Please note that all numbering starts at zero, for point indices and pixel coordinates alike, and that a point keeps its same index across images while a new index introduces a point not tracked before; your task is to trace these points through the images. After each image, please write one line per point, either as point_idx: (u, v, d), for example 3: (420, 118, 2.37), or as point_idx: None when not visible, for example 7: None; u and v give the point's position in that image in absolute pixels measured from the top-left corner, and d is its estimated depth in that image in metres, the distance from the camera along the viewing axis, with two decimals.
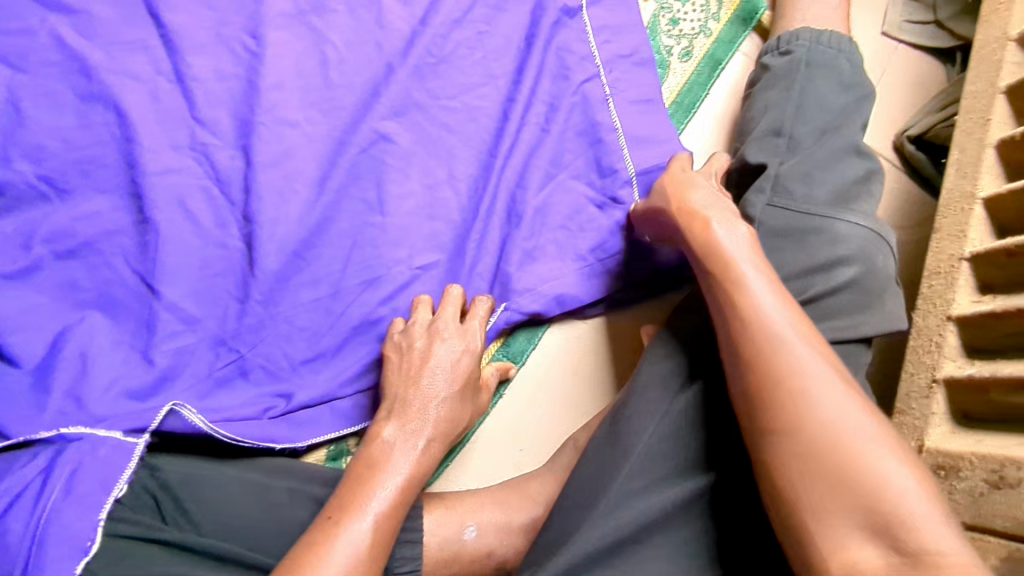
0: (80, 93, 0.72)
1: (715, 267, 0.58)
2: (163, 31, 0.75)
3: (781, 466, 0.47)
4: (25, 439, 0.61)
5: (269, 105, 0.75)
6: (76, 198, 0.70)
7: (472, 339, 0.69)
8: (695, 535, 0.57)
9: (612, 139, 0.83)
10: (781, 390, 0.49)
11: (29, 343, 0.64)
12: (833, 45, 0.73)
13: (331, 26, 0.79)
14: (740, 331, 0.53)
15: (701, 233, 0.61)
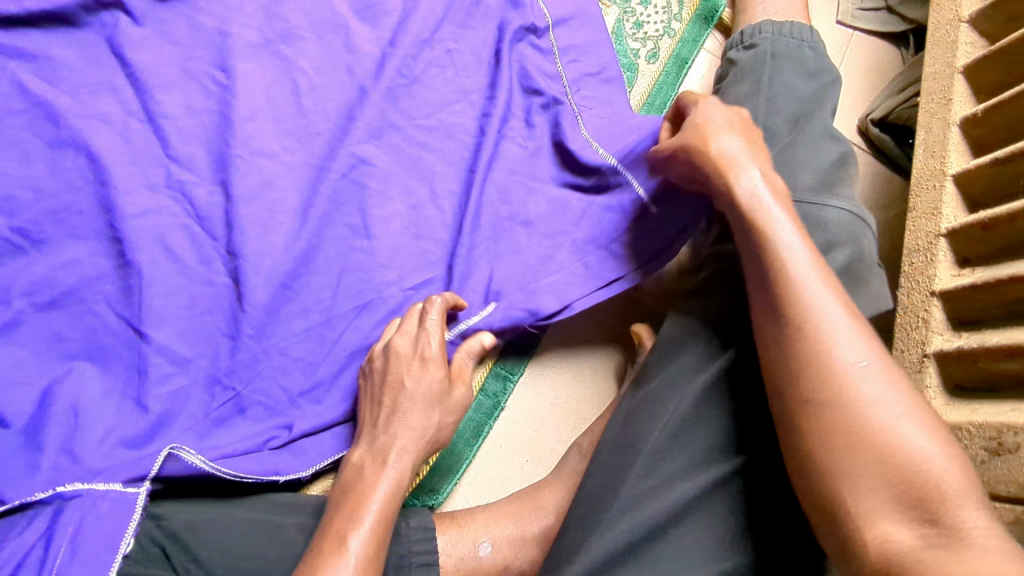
0: (48, 140, 0.70)
1: (750, 224, 0.56)
2: (129, 70, 0.74)
3: (823, 437, 0.49)
4: (20, 503, 0.59)
5: (244, 137, 0.74)
6: (53, 248, 0.68)
7: (430, 348, 0.68)
8: (713, 525, 0.57)
9: (585, 143, 0.81)
10: (825, 365, 0.50)
11: (16, 401, 0.62)
12: (795, 35, 0.74)
13: (299, 53, 0.79)
14: (782, 297, 0.53)
15: (735, 180, 0.58)
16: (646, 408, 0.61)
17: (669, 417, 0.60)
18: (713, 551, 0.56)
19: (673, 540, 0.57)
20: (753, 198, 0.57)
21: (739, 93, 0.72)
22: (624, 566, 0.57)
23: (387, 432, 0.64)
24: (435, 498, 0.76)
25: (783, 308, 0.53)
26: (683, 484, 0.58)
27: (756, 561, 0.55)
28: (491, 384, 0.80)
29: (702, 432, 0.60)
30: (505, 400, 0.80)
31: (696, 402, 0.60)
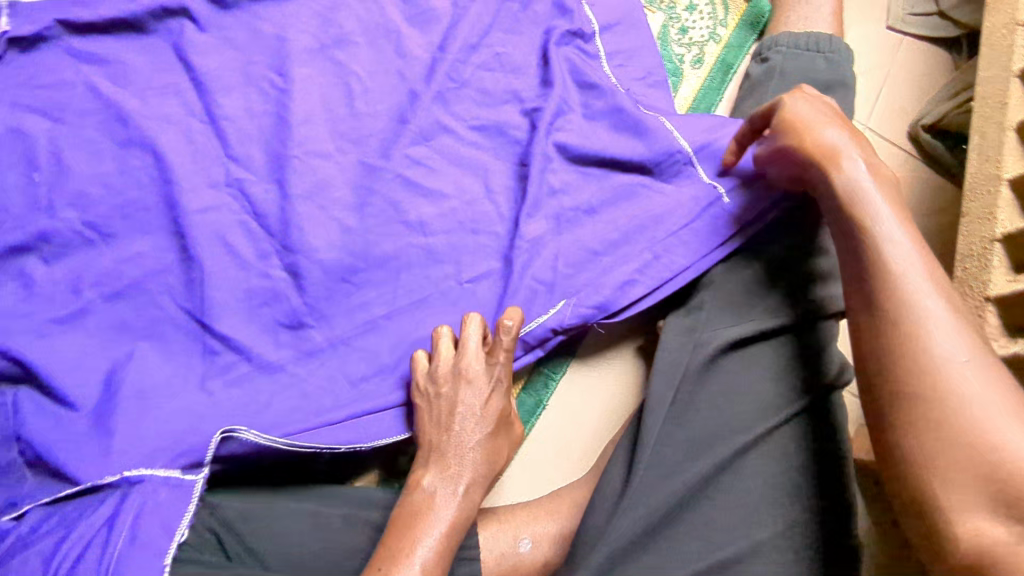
0: (117, 139, 0.74)
1: (848, 210, 0.58)
2: (193, 74, 0.78)
3: (911, 426, 0.51)
4: (93, 485, 0.62)
5: (300, 139, 0.77)
6: (121, 242, 0.72)
7: (499, 372, 0.70)
8: (723, 502, 0.66)
9: (659, 124, 0.81)
10: (918, 356, 0.51)
11: (84, 386, 0.66)
12: (811, 46, 0.82)
13: (352, 58, 0.81)
14: (871, 288, 0.55)
15: (838, 166, 0.60)
16: (650, 396, 0.70)
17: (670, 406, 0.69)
18: (727, 526, 0.65)
19: (690, 519, 0.66)
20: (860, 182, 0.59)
21: (747, 107, 0.84)
22: (648, 545, 0.65)
23: (458, 463, 0.66)
24: None
25: (878, 294, 0.55)
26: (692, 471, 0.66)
27: (758, 536, 0.64)
28: (535, 381, 0.81)
29: (706, 421, 0.68)
30: (546, 397, 0.81)
31: (694, 388, 0.70)
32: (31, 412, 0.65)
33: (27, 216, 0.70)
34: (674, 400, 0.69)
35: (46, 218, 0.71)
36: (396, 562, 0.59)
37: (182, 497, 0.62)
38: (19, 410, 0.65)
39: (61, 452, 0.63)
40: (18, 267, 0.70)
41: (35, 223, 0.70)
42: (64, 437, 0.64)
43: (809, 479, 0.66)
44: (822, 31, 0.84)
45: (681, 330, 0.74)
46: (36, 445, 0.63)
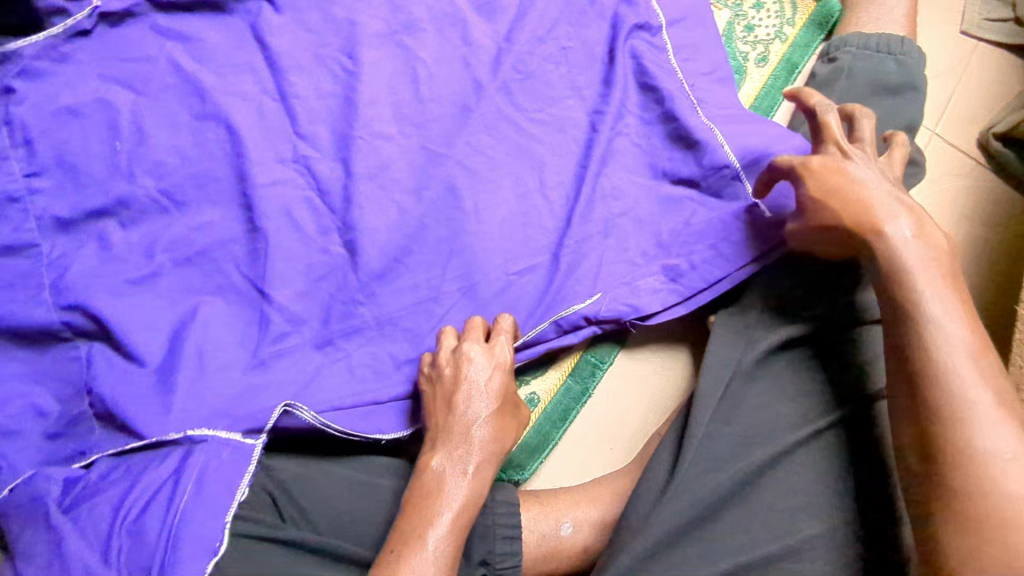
0: (194, 113, 0.77)
1: (894, 283, 0.60)
2: (268, 53, 0.80)
3: (946, 510, 0.52)
4: (157, 441, 0.64)
5: (366, 120, 0.79)
6: (192, 210, 0.75)
7: (499, 355, 0.71)
8: (771, 500, 0.64)
9: (711, 137, 0.81)
10: (960, 448, 0.53)
11: (152, 345, 0.69)
12: (881, 48, 0.82)
13: (420, 44, 0.83)
14: (917, 365, 0.57)
15: (883, 244, 0.62)
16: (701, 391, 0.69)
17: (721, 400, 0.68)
18: (773, 526, 0.63)
19: (733, 515, 0.64)
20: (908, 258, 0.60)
21: (810, 108, 0.84)
22: (691, 537, 0.64)
23: (465, 440, 0.66)
24: (522, 474, 0.77)
25: (921, 380, 0.56)
26: (741, 465, 0.65)
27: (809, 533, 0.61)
28: (580, 369, 0.82)
29: (757, 418, 0.67)
30: (592, 386, 0.82)
31: (745, 384, 0.69)
32: (102, 365, 0.68)
33: (107, 181, 0.74)
34: (725, 394, 0.69)
35: (124, 183, 0.74)
36: (409, 542, 0.60)
37: (242, 460, 0.63)
38: (92, 364, 0.68)
39: (129, 405, 0.66)
40: (98, 229, 0.73)
41: (114, 189, 0.74)
42: (131, 393, 0.66)
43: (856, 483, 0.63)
44: (894, 32, 0.84)
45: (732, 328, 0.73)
46: (107, 397, 0.66)
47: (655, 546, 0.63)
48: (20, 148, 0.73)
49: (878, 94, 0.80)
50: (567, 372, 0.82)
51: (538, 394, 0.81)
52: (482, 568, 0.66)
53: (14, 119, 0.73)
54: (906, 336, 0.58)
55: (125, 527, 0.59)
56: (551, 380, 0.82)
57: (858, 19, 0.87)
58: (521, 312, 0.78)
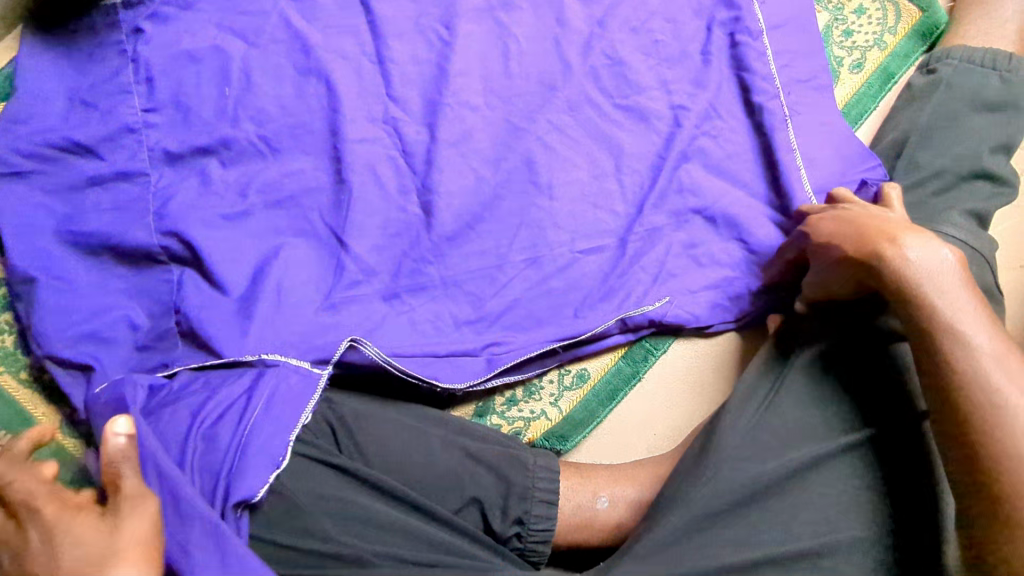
0: (298, 67, 0.82)
1: (907, 300, 0.60)
2: (371, 17, 0.85)
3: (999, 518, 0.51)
4: (234, 360, 0.68)
5: (455, 89, 0.83)
6: (286, 157, 0.80)
7: (20, 487, 0.49)
8: (807, 500, 0.63)
9: (789, 161, 0.83)
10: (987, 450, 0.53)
11: (236, 275, 0.73)
12: (986, 63, 0.80)
13: (515, 21, 0.86)
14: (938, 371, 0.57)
15: (886, 268, 0.61)
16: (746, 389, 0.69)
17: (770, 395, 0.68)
18: (804, 526, 0.62)
19: (765, 509, 0.63)
20: (917, 275, 0.60)
21: (900, 120, 0.82)
22: (719, 523, 0.63)
23: None
24: (566, 444, 0.79)
25: (950, 389, 0.56)
26: (782, 459, 0.64)
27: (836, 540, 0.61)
28: (634, 353, 0.83)
29: (805, 416, 0.66)
30: (643, 370, 0.83)
31: (799, 381, 0.68)
32: (188, 289, 0.72)
33: (214, 123, 0.80)
34: (777, 390, 0.68)
35: (229, 126, 0.80)
36: None
37: (308, 386, 0.68)
38: (181, 286, 0.73)
39: (212, 326, 0.70)
40: (200, 165, 0.79)
41: (219, 130, 0.79)
42: (214, 316, 0.71)
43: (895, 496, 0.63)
44: (1001, 48, 0.81)
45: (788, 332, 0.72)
46: (191, 317, 0.71)
47: (682, 527, 0.63)
48: (143, 84, 0.80)
49: (977, 110, 0.78)
50: (622, 354, 0.83)
51: (589, 370, 0.82)
52: (516, 526, 0.69)
53: (140, 58, 0.80)
54: (933, 354, 0.57)
55: (199, 431, 0.63)
56: (606, 360, 0.83)
57: (966, 32, 0.84)
58: (583, 290, 0.79)
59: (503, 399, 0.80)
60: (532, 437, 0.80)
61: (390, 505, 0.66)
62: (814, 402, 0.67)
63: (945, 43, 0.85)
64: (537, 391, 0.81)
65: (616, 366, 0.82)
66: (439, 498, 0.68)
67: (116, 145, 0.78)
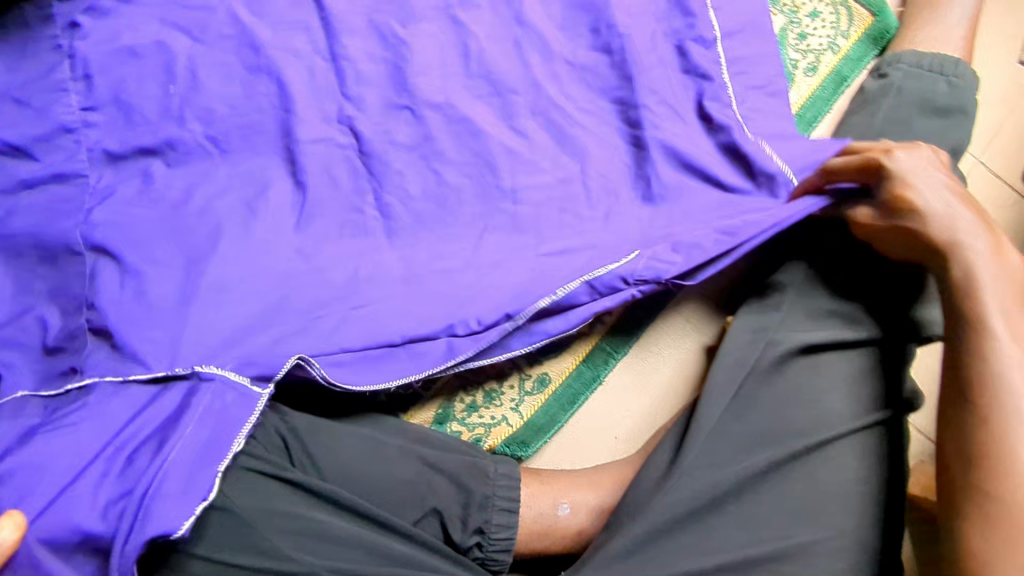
0: (248, 65, 0.79)
1: (966, 290, 0.63)
2: (324, 14, 0.82)
3: (985, 518, 0.56)
4: (165, 374, 0.63)
5: (412, 90, 0.81)
6: (236, 158, 0.77)
7: None
8: (765, 503, 0.64)
9: (756, 154, 0.81)
10: (998, 452, 0.57)
11: (172, 278, 0.68)
12: (934, 68, 0.81)
13: (473, 20, 0.84)
14: (981, 362, 0.60)
15: (962, 259, 0.64)
16: (707, 391, 0.69)
17: (730, 398, 0.68)
18: (761, 529, 0.63)
19: (724, 514, 0.64)
20: (985, 273, 0.63)
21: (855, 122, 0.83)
22: (680, 530, 0.64)
23: None
24: (526, 450, 0.78)
25: (984, 387, 0.60)
26: (740, 464, 0.65)
27: (795, 543, 0.62)
28: (594, 357, 0.82)
29: (764, 420, 0.67)
30: (604, 373, 0.82)
31: (757, 385, 0.69)
32: (104, 281, 0.67)
33: (158, 123, 0.76)
34: (737, 394, 0.68)
35: (175, 126, 0.76)
36: None
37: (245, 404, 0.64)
38: (96, 278, 0.67)
39: (134, 326, 0.65)
40: (142, 166, 0.75)
41: (164, 130, 0.76)
42: (143, 321, 0.65)
43: (850, 497, 0.64)
44: (948, 53, 0.83)
45: (751, 330, 0.72)
46: (105, 313, 0.65)
47: (644, 534, 0.63)
48: (80, 82, 0.76)
49: (926, 114, 0.80)
50: (582, 355, 0.82)
51: (550, 374, 0.81)
52: (477, 535, 0.68)
53: (77, 53, 0.76)
54: (978, 345, 0.61)
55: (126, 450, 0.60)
56: (566, 363, 0.82)
57: (914, 37, 0.86)
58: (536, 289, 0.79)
59: (464, 405, 0.79)
60: (492, 444, 0.78)
61: (347, 520, 0.64)
62: (771, 405, 0.67)
63: (894, 48, 0.87)
64: (497, 397, 0.80)
65: (575, 369, 0.82)
66: (396, 510, 0.66)
67: (50, 144, 0.74)
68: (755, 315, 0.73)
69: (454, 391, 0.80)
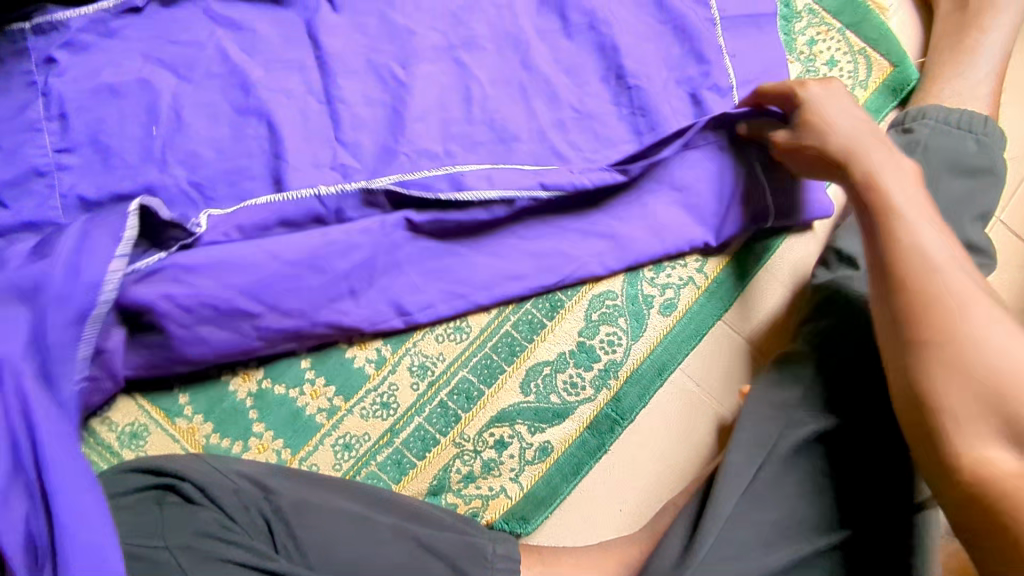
0: (237, 106, 0.74)
1: (869, 185, 0.65)
2: (320, 53, 0.77)
3: (925, 369, 0.56)
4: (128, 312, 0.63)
5: (412, 136, 0.76)
6: (220, 207, 0.72)
7: None
8: None
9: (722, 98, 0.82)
10: (920, 305, 0.57)
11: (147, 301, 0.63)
12: (962, 125, 0.78)
13: (477, 62, 0.80)
14: (891, 235, 0.61)
15: (862, 162, 0.66)
16: (722, 478, 0.65)
17: (746, 485, 0.64)
18: None
19: None
20: (881, 173, 0.65)
21: None
22: None
23: None
24: (525, 526, 0.74)
25: (893, 256, 0.60)
26: (763, 561, 0.61)
27: None
28: (598, 425, 0.77)
29: (782, 511, 0.63)
30: (609, 443, 0.77)
31: (776, 472, 0.65)
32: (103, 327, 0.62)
33: (139, 167, 0.71)
34: (753, 480, 0.65)
35: (156, 171, 0.71)
36: None
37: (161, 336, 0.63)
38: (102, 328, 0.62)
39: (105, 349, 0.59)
40: None
41: (145, 176, 0.71)
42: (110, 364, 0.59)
43: None
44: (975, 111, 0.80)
45: (770, 414, 0.68)
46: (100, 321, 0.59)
47: None
48: (55, 121, 0.71)
49: (954, 174, 0.76)
50: (586, 422, 0.77)
51: (552, 442, 0.76)
52: None
53: (52, 91, 0.71)
54: (879, 226, 0.62)
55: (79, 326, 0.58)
56: (568, 430, 0.77)
57: (939, 93, 0.83)
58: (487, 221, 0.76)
59: (460, 476, 0.74)
60: (490, 519, 0.74)
61: None
62: (789, 495, 0.64)
63: (918, 103, 0.83)
64: (496, 466, 0.75)
65: (577, 436, 0.77)
66: None
67: (22, 190, 0.68)
68: (773, 392, 0.70)
69: (450, 460, 0.75)
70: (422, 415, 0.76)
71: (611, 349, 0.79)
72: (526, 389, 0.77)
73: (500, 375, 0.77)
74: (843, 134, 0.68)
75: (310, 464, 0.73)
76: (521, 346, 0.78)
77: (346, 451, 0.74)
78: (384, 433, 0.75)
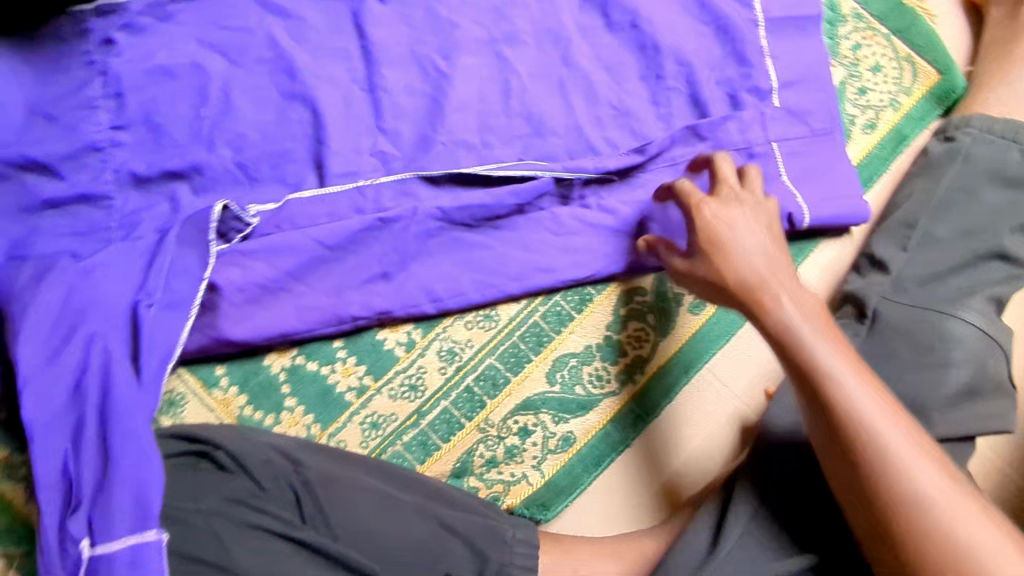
0: (283, 91, 0.77)
1: (789, 345, 0.61)
2: (365, 42, 0.79)
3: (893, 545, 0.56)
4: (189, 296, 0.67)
5: (451, 126, 0.78)
6: (263, 187, 0.75)
7: None
8: None
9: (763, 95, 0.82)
10: (872, 482, 0.56)
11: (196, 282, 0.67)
12: (1006, 134, 0.77)
13: (518, 57, 0.81)
14: (832, 413, 0.58)
15: (773, 313, 0.62)
16: (742, 485, 0.68)
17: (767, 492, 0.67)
18: None
19: None
20: (798, 329, 0.61)
21: (917, 187, 0.79)
22: None
23: None
24: (545, 513, 0.75)
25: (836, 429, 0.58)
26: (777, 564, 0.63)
27: None
28: (622, 420, 0.78)
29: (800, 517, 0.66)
30: (632, 437, 0.78)
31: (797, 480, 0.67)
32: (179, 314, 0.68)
33: (188, 146, 0.74)
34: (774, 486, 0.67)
35: (204, 151, 0.74)
36: None
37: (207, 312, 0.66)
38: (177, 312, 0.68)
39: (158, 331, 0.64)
40: (169, 191, 0.73)
41: (193, 154, 0.73)
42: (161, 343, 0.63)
43: None
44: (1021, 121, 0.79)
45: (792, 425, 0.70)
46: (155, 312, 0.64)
47: None
48: (111, 99, 0.74)
49: (994, 184, 0.76)
50: (610, 416, 0.78)
51: (575, 433, 0.77)
52: None
53: (109, 70, 0.74)
54: (817, 400, 0.59)
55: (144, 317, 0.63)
56: (590, 421, 0.78)
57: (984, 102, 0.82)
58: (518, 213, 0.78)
59: (482, 460, 0.76)
60: (510, 504, 0.75)
61: None
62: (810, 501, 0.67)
63: (963, 111, 0.82)
64: (518, 453, 0.76)
65: (601, 429, 0.78)
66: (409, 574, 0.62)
67: (76, 163, 0.71)
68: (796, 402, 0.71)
69: (473, 444, 0.76)
70: (448, 399, 0.77)
71: (638, 345, 0.80)
72: (551, 379, 0.78)
73: (527, 364, 0.79)
74: (736, 278, 0.64)
75: (338, 441, 0.75)
76: (548, 337, 0.79)
77: (372, 429, 0.76)
78: (411, 414, 0.76)
